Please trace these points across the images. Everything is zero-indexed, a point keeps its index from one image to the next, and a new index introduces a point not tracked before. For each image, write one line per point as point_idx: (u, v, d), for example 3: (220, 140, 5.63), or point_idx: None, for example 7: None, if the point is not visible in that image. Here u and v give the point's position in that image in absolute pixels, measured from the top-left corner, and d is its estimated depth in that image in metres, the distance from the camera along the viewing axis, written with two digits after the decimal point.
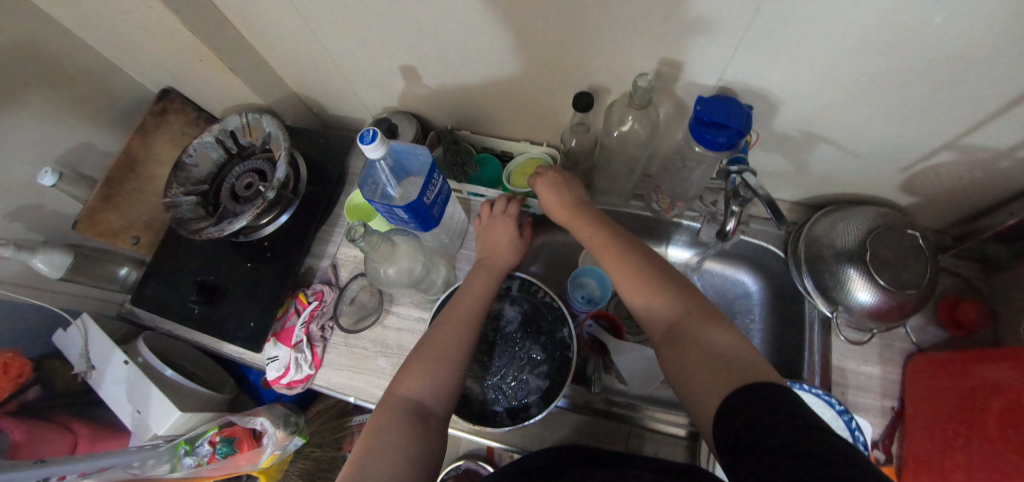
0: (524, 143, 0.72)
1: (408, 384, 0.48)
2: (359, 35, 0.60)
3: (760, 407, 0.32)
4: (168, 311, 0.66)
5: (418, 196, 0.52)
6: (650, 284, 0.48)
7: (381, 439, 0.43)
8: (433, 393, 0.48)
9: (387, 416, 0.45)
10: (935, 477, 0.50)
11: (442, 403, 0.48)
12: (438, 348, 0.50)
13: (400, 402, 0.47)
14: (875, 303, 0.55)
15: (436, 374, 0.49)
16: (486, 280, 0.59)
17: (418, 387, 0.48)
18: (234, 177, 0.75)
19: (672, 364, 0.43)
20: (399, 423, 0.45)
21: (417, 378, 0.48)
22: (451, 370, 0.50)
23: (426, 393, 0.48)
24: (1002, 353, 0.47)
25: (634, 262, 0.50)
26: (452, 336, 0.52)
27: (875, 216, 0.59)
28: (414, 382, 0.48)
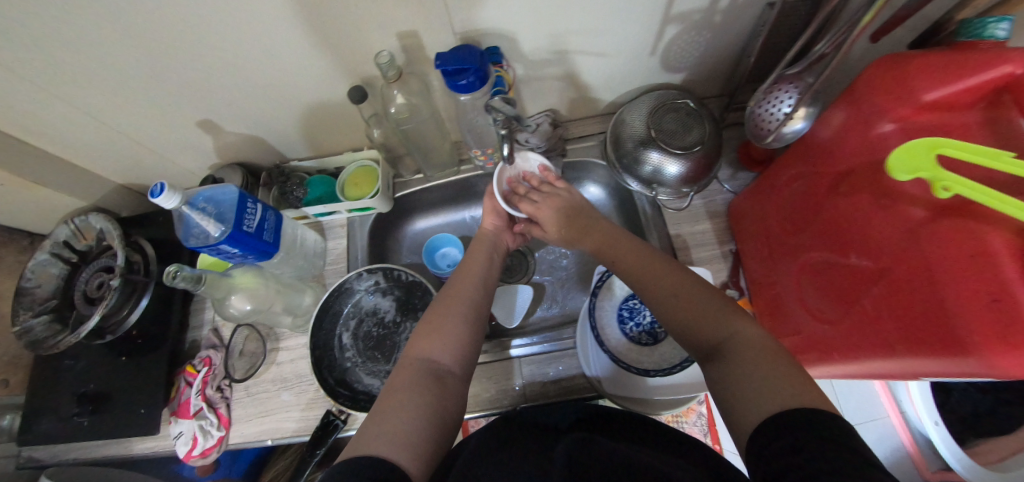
0: (348, 154, 0.71)
1: (421, 344, 0.47)
2: (130, 104, 0.59)
3: (795, 442, 0.29)
4: (65, 433, 0.64)
5: (234, 225, 0.53)
6: (707, 309, 0.43)
7: (398, 398, 0.41)
8: (451, 359, 0.46)
9: (404, 381, 0.43)
10: (773, 290, 0.58)
11: (458, 361, 0.46)
12: (443, 320, 0.49)
13: (421, 361, 0.45)
14: (679, 171, 0.62)
15: (450, 334, 0.48)
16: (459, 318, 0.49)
17: (432, 352, 0.46)
18: (84, 282, 0.70)
19: (716, 383, 0.38)
20: (419, 385, 0.43)
21: (433, 339, 0.47)
22: (461, 329, 0.49)
23: (441, 350, 0.46)
24: (782, 164, 0.57)
25: (677, 287, 0.46)
26: (454, 312, 0.50)
27: (664, 98, 0.65)
28: (426, 341, 0.47)
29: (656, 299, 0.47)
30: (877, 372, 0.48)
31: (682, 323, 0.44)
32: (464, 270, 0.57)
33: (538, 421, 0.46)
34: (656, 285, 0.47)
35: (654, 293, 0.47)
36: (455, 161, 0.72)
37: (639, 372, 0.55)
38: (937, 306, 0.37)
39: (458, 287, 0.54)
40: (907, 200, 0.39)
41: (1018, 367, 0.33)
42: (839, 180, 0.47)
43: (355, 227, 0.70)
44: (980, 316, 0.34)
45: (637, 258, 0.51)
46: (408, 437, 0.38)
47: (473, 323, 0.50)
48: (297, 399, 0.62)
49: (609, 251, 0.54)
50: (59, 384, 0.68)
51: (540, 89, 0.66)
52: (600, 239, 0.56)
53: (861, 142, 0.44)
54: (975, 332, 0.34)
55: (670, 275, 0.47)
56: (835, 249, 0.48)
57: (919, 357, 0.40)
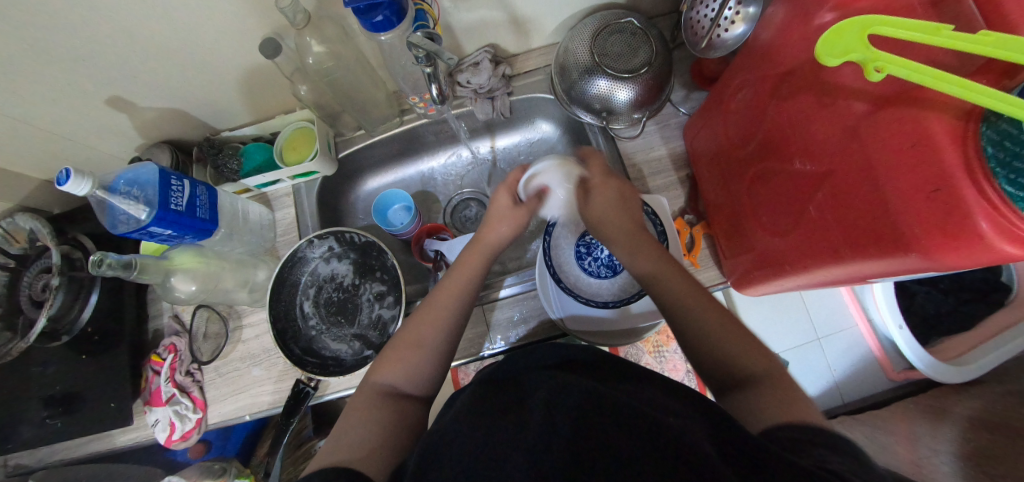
0: (281, 119, 0.66)
1: (385, 369, 0.45)
2: (20, 87, 0.53)
3: (789, 443, 0.29)
4: (42, 435, 0.64)
5: (161, 205, 0.50)
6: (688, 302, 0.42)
7: (354, 418, 0.41)
8: (414, 387, 0.44)
9: (362, 401, 0.42)
10: (728, 213, 0.58)
11: (420, 387, 0.45)
12: (412, 339, 0.46)
13: (380, 383, 0.44)
14: (629, 95, 0.59)
15: (413, 356, 0.45)
16: (428, 331, 0.46)
17: (390, 379, 0.44)
18: (26, 286, 0.66)
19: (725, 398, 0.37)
20: (375, 405, 0.42)
21: (395, 363, 0.45)
22: (428, 353, 0.46)
23: (404, 378, 0.44)
24: (733, 74, 0.54)
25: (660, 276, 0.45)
26: (432, 333, 0.46)
27: (608, 19, 0.61)
28: (391, 367, 0.45)
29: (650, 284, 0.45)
30: (827, 281, 0.49)
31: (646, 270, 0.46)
32: (445, 287, 0.50)
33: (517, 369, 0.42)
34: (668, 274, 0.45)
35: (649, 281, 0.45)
36: (396, 114, 0.67)
37: (595, 303, 0.55)
38: (879, 202, 0.36)
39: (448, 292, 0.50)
40: (850, 94, 0.38)
41: (958, 258, 0.32)
42: (782, 82, 0.45)
43: (302, 194, 0.66)
44: (917, 208, 0.33)
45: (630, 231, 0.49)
46: (363, 443, 0.38)
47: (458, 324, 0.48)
48: (268, 373, 0.62)
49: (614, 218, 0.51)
50: (23, 390, 0.66)
51: (474, 24, 0.61)
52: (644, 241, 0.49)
53: (803, 37, 0.42)
54: (916, 225, 0.33)
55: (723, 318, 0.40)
56: (781, 157, 0.47)
57: (863, 258, 0.39)
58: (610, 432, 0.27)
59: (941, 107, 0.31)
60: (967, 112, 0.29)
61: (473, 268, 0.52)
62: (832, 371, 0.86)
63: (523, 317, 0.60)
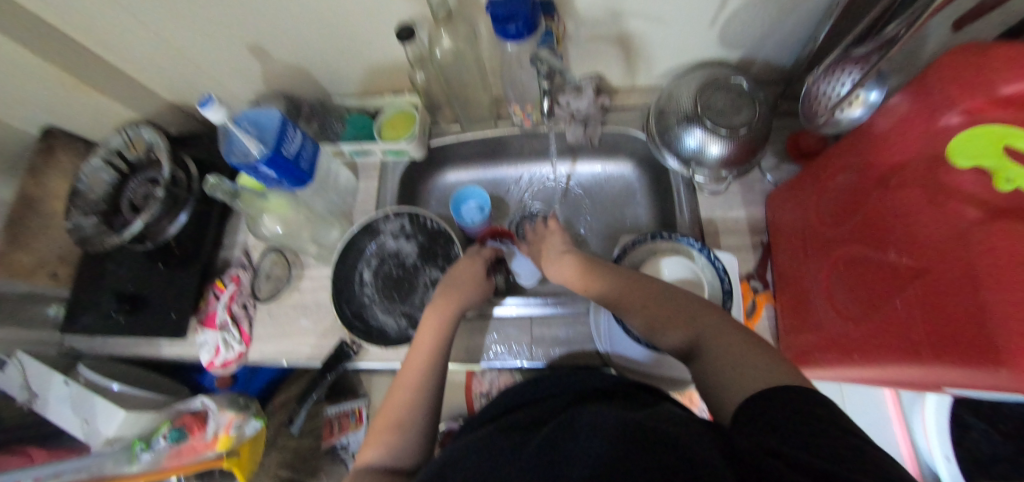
0: (389, 98, 0.71)
1: (371, 445, 0.44)
2: (189, 20, 0.60)
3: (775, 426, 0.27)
4: (104, 324, 0.70)
5: (275, 148, 0.54)
6: (716, 351, 0.38)
7: None
8: (397, 459, 0.44)
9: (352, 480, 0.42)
10: (800, 287, 0.58)
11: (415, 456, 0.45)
12: (390, 418, 0.46)
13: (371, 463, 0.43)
14: (723, 152, 0.60)
15: (397, 429, 0.45)
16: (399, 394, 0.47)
17: (378, 457, 0.43)
18: (131, 191, 0.73)
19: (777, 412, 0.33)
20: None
21: (379, 439, 0.44)
22: (412, 411, 0.46)
23: (392, 453, 0.43)
24: (834, 154, 0.54)
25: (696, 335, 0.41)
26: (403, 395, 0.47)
27: (716, 76, 0.63)
28: (374, 443, 0.44)
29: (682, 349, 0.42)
30: (897, 379, 0.46)
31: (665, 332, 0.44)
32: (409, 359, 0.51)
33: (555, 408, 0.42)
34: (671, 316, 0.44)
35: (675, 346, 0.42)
36: (491, 118, 0.71)
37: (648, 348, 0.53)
38: (969, 310, 0.34)
39: (410, 363, 0.50)
40: (961, 197, 0.37)
41: None
42: (892, 174, 0.45)
43: (388, 170, 0.71)
44: (1009, 321, 0.31)
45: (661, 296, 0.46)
46: None
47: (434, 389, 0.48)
48: (314, 327, 0.64)
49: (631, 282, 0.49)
50: (102, 281, 0.73)
51: (586, 53, 0.64)
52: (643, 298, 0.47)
53: (922, 134, 0.42)
54: (1007, 343, 0.31)
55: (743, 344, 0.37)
56: (871, 244, 0.46)
57: (944, 363, 0.37)
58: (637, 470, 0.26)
59: None
60: None
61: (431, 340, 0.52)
62: None
63: (568, 339, 0.61)
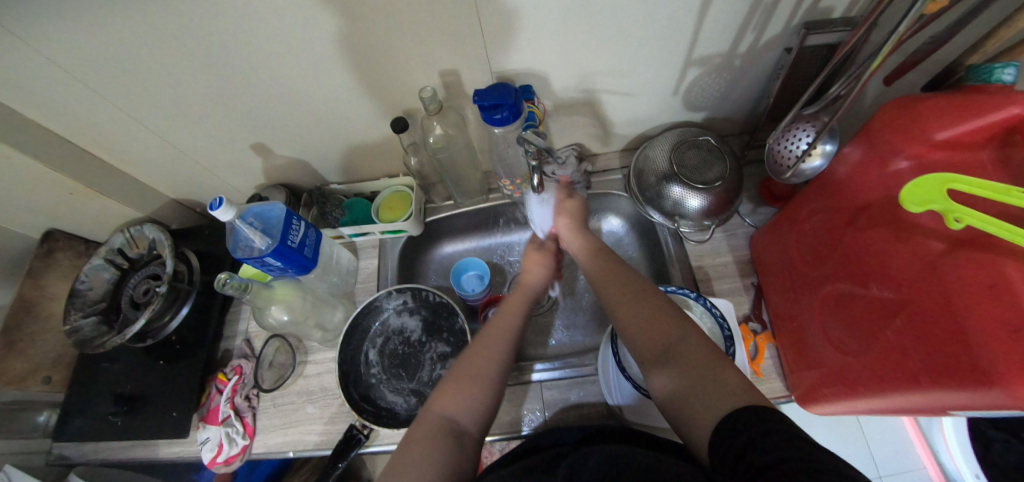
0: (385, 180, 0.75)
1: (442, 401, 0.45)
2: (197, 125, 0.65)
3: (749, 439, 0.30)
4: (99, 429, 0.67)
5: (281, 240, 0.56)
6: (690, 357, 0.40)
7: (412, 458, 0.40)
8: (466, 414, 0.44)
9: (420, 435, 0.42)
10: (795, 324, 0.60)
11: (478, 422, 0.44)
12: (469, 372, 0.46)
13: (438, 416, 0.43)
14: (703, 204, 0.64)
15: (472, 390, 0.45)
16: (487, 353, 0.48)
17: (451, 408, 0.44)
18: (131, 287, 0.74)
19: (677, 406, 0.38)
20: (434, 442, 0.41)
21: (453, 396, 0.45)
22: (485, 385, 0.46)
23: (462, 409, 0.44)
24: (804, 197, 0.59)
25: (667, 341, 0.42)
26: (486, 355, 0.48)
27: (686, 135, 0.69)
28: (450, 399, 0.45)
29: (649, 358, 0.43)
30: (905, 408, 0.48)
31: (634, 325, 0.45)
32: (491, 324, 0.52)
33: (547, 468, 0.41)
34: (637, 319, 0.46)
35: (643, 353, 0.43)
36: (483, 189, 0.75)
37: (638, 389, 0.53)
38: (961, 333, 0.37)
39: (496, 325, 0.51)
40: (925, 233, 0.41)
41: None
42: (859, 215, 0.49)
43: (387, 247, 0.73)
44: (999, 344, 0.35)
45: (631, 300, 0.47)
46: None
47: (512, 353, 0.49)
48: (321, 413, 0.63)
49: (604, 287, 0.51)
50: (99, 382, 0.71)
51: (565, 125, 0.70)
52: (631, 287, 0.49)
53: (879, 179, 0.47)
54: (998, 363, 0.34)
55: (693, 348, 0.40)
56: (854, 280, 0.49)
57: (946, 389, 0.39)
58: None
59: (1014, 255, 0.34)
60: None
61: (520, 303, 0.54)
62: None
63: (579, 400, 0.61)
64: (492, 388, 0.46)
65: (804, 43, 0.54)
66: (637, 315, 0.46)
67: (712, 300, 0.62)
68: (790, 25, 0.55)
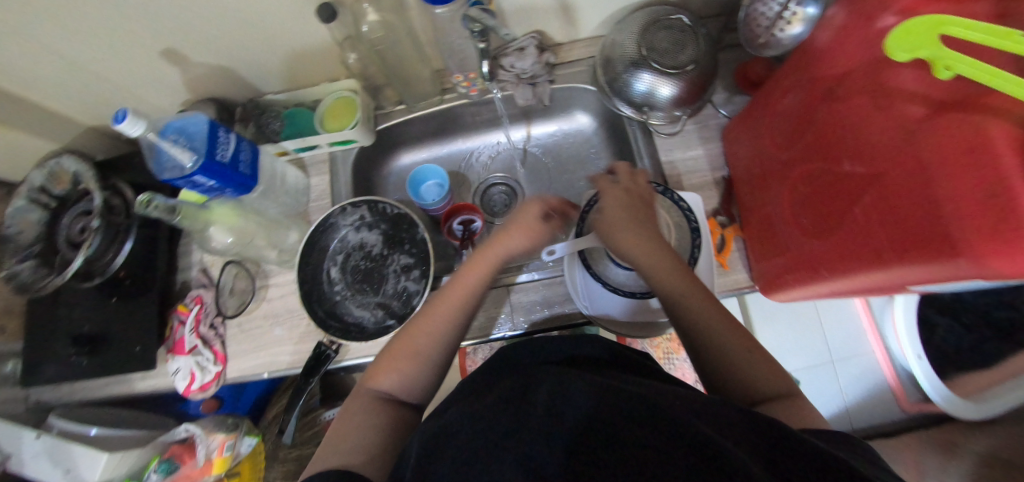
0: (325, 86, 0.67)
1: (382, 376, 0.45)
2: (85, 32, 0.54)
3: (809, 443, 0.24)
4: (68, 370, 0.66)
5: (206, 154, 0.50)
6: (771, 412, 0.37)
7: (354, 420, 0.42)
8: (405, 389, 0.45)
9: (355, 404, 0.44)
10: (764, 215, 0.59)
11: (416, 396, 0.46)
12: (409, 348, 0.46)
13: (375, 390, 0.45)
14: (675, 92, 0.59)
15: (412, 368, 0.45)
16: (432, 327, 0.47)
17: (388, 382, 0.45)
18: (65, 227, 0.68)
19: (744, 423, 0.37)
20: (371, 409, 0.43)
21: (393, 371, 0.45)
22: (429, 362, 0.46)
23: (400, 386, 0.45)
24: (785, 72, 0.54)
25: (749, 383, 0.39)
26: (432, 329, 0.47)
27: (657, 15, 0.61)
28: (389, 373, 0.45)
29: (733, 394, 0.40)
30: (866, 287, 0.49)
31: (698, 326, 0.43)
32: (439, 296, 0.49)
33: (506, 370, 0.42)
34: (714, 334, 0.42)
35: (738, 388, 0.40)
36: (436, 92, 0.68)
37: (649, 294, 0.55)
38: (929, 204, 0.36)
39: (443, 301, 0.48)
40: (906, 97, 0.38)
41: (1010, 264, 0.31)
42: (838, 84, 0.45)
43: (337, 162, 0.68)
44: (966, 212, 0.33)
45: (718, 320, 0.43)
46: (354, 445, 0.39)
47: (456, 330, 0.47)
48: (289, 334, 0.62)
49: (670, 284, 0.46)
50: (56, 326, 0.68)
51: (519, 8, 0.62)
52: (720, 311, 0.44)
53: (863, 39, 0.42)
54: (967, 230, 0.33)
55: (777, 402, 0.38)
56: (829, 160, 0.47)
57: (907, 262, 0.39)
58: (617, 420, 0.27)
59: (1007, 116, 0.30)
60: None
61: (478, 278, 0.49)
62: (844, 394, 0.85)
63: (546, 300, 0.61)
64: (430, 369, 0.46)
65: None
66: (722, 339, 0.42)
67: (680, 193, 0.60)
68: None
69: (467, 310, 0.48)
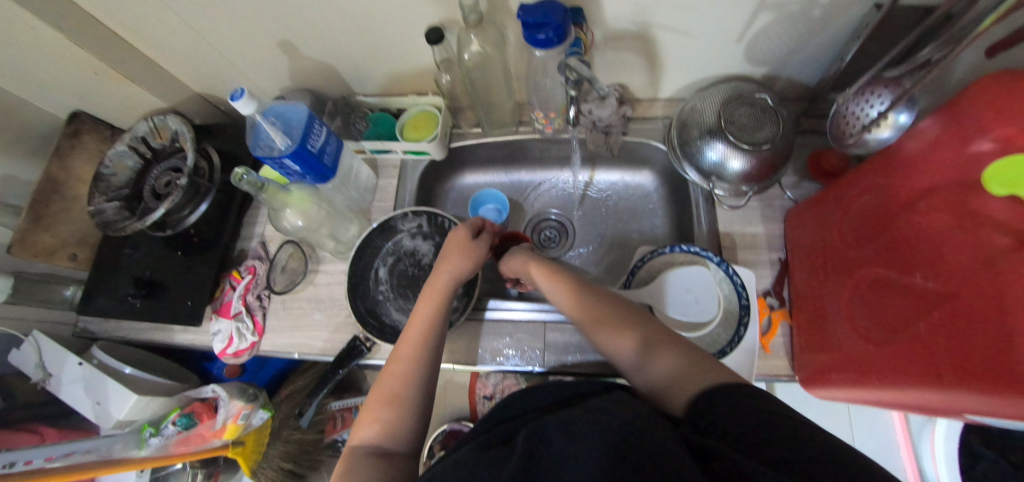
0: (412, 98, 0.72)
1: (363, 430, 0.42)
2: (224, 15, 0.61)
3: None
4: (121, 308, 0.70)
5: (301, 143, 0.55)
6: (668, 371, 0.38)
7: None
8: (392, 437, 0.41)
9: (346, 463, 0.39)
10: (818, 306, 0.58)
11: (406, 442, 0.42)
12: (384, 392, 0.44)
13: (363, 447, 0.41)
14: (746, 167, 0.60)
15: (389, 411, 0.43)
16: (394, 368, 0.46)
17: (370, 434, 0.42)
18: (153, 178, 0.74)
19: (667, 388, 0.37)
20: (363, 467, 0.38)
21: (371, 420, 0.42)
22: (404, 394, 0.44)
23: (383, 433, 0.41)
24: (861, 172, 0.54)
25: (669, 376, 0.38)
26: (398, 368, 0.46)
27: (741, 91, 0.63)
28: (369, 424, 0.42)
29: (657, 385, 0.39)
30: (921, 405, 0.46)
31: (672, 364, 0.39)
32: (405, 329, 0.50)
33: (508, 413, 0.39)
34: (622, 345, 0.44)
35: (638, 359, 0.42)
36: (512, 122, 0.72)
37: None
38: (999, 335, 0.34)
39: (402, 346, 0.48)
40: (991, 225, 0.37)
41: None
42: (920, 197, 0.45)
43: (407, 170, 0.72)
44: None
45: (610, 336, 0.46)
46: None
47: (428, 365, 0.47)
48: (327, 321, 0.64)
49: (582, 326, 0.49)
50: (121, 265, 0.73)
51: (607, 61, 0.65)
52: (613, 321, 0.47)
53: (954, 158, 0.42)
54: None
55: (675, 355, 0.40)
56: (898, 267, 0.46)
57: (969, 390, 0.37)
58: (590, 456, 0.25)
59: None
60: None
61: (428, 311, 0.51)
62: None
63: (579, 345, 0.61)
64: (413, 415, 0.43)
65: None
66: (647, 350, 0.42)
67: (734, 267, 0.60)
68: None
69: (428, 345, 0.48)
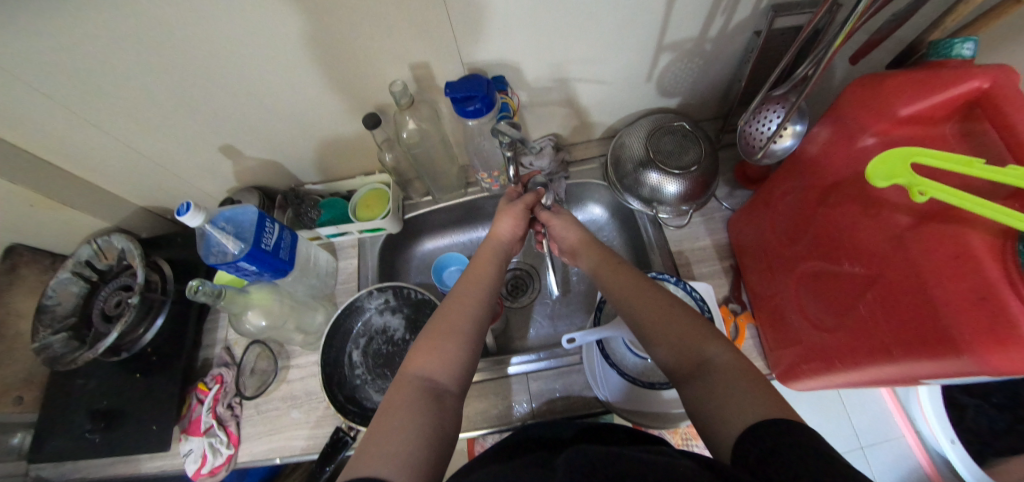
0: (361, 178, 0.75)
1: (419, 361, 0.45)
2: (161, 131, 0.63)
3: None
4: (77, 446, 0.65)
5: (255, 243, 0.55)
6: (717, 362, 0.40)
7: (395, 418, 0.39)
8: (443, 374, 0.44)
9: (399, 396, 0.41)
10: (773, 303, 0.61)
11: (454, 379, 0.44)
12: (443, 328, 0.48)
13: (414, 378, 0.43)
14: (681, 190, 0.65)
15: (448, 347, 0.46)
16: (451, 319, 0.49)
17: (426, 366, 0.44)
18: (102, 300, 0.71)
19: (699, 401, 0.39)
20: (414, 402, 0.41)
21: (427, 355, 0.45)
22: (457, 343, 0.46)
23: (438, 368, 0.44)
24: (779, 175, 0.59)
25: (701, 359, 0.41)
26: (457, 319, 0.49)
27: (661, 122, 0.69)
28: (425, 358, 0.45)
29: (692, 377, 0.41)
30: (880, 380, 0.49)
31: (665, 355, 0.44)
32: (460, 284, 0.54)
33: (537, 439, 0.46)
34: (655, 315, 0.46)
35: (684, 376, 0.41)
36: (461, 183, 0.75)
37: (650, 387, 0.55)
38: (926, 303, 0.39)
39: (458, 300, 0.51)
40: (891, 208, 0.42)
41: (1010, 362, 0.34)
42: (830, 192, 0.50)
43: (366, 247, 0.73)
44: (963, 315, 0.36)
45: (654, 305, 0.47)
46: (403, 452, 0.36)
47: (479, 321, 0.50)
48: (306, 417, 0.62)
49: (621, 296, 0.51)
50: (74, 400, 0.69)
51: (539, 115, 0.70)
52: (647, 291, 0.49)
53: (846, 155, 0.47)
54: (965, 330, 0.36)
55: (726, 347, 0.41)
56: (829, 258, 0.50)
57: (917, 359, 0.40)
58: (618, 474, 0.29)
59: (978, 227, 0.36)
60: (1001, 231, 0.35)
61: (483, 273, 0.56)
62: None
63: (564, 389, 0.61)
64: (466, 347, 0.47)
65: (772, 25, 0.55)
66: (675, 332, 0.44)
67: (692, 284, 0.63)
68: (758, 8, 0.55)
69: (480, 302, 0.52)
